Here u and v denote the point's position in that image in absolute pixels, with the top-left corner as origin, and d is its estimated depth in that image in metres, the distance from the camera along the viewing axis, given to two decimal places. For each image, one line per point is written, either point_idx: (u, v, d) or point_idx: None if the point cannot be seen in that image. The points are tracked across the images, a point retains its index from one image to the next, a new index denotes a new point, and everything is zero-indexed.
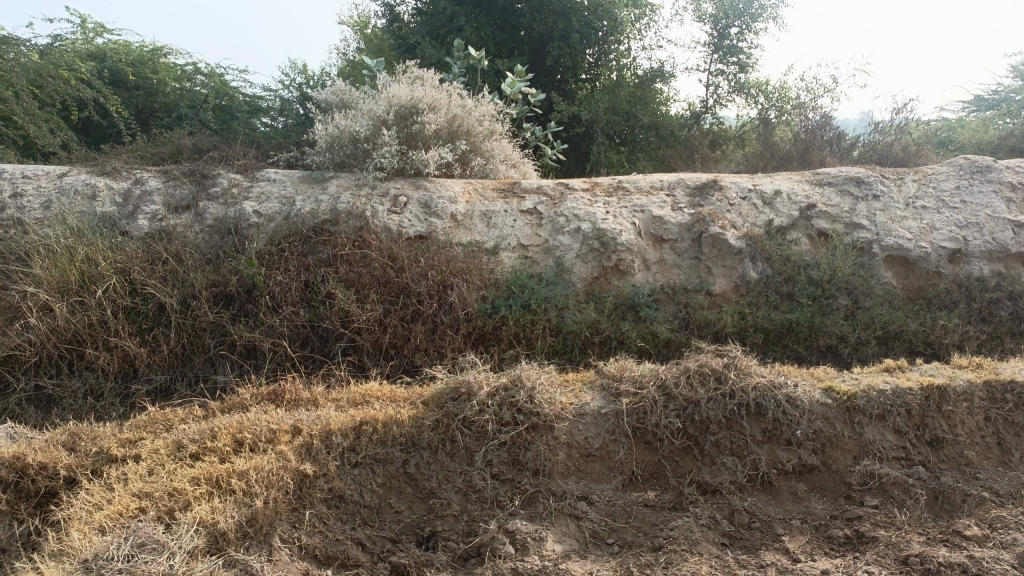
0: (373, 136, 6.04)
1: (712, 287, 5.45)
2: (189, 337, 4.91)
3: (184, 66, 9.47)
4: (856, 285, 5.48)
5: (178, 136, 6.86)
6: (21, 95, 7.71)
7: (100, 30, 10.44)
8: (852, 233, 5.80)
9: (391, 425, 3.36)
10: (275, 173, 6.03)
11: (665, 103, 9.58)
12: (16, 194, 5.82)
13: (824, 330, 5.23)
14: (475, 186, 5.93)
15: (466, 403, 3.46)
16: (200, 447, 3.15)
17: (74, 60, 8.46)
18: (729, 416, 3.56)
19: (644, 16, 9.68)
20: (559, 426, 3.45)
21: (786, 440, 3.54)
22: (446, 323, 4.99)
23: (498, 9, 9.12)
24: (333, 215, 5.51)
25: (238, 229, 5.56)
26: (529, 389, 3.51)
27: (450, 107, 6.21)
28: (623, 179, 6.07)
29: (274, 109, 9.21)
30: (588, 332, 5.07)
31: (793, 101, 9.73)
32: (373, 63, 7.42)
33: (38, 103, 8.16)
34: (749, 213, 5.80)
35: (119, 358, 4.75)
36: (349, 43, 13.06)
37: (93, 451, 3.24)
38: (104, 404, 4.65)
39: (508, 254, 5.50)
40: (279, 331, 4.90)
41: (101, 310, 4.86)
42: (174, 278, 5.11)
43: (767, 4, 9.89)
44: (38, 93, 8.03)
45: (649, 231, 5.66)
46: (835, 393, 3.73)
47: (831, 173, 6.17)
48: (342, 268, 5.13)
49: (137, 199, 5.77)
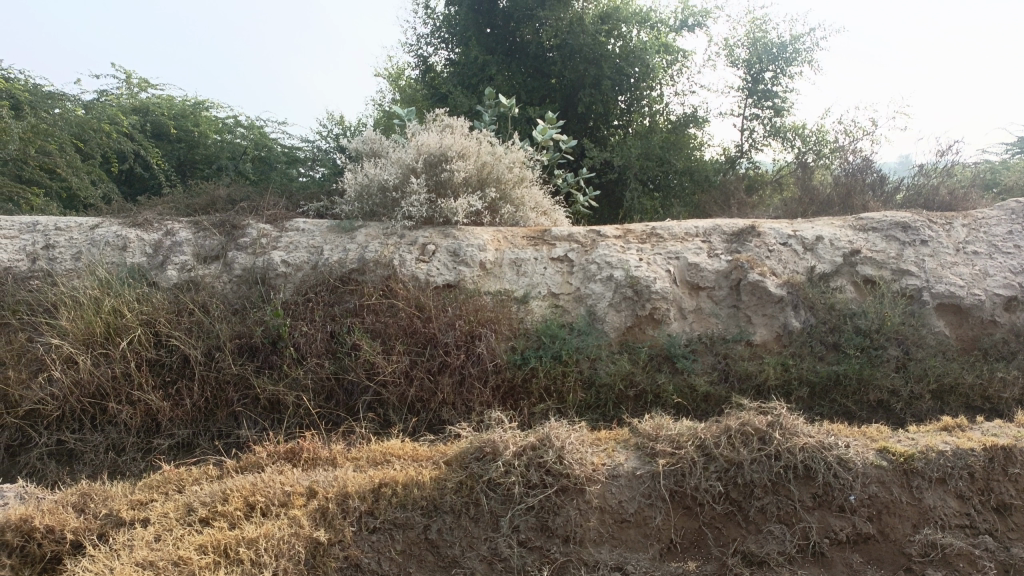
0: (402, 185, 5.96)
1: (753, 337, 5.21)
2: (212, 390, 4.79)
3: (225, 119, 9.54)
4: (907, 335, 5.19)
5: (213, 186, 6.87)
6: (64, 149, 7.84)
7: (145, 86, 10.68)
8: (900, 279, 5.53)
9: (412, 487, 3.17)
10: (304, 223, 5.97)
11: (699, 149, 9.45)
12: (48, 246, 5.85)
13: (874, 384, 4.94)
14: (505, 234, 5.81)
15: (491, 464, 3.25)
16: (211, 511, 3.02)
17: (116, 113, 8.54)
18: (776, 480, 3.29)
19: (676, 62, 9.62)
20: (591, 489, 3.22)
21: (838, 507, 3.27)
22: (474, 375, 4.81)
23: (529, 57, 9.15)
24: (361, 264, 5.42)
25: (266, 279, 5.48)
26: (558, 449, 3.29)
27: (480, 155, 6.14)
28: (657, 225, 5.90)
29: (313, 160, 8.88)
30: (622, 385, 4.86)
31: (832, 145, 9.52)
32: (404, 112, 7.42)
33: (81, 157, 8.30)
34: (789, 260, 5.58)
35: (142, 412, 4.65)
36: (384, 94, 13.20)
37: (102, 513, 3.11)
38: (126, 460, 4.54)
39: (539, 303, 5.33)
40: (303, 384, 4.76)
41: (125, 362, 4.77)
42: (200, 329, 5.03)
43: (802, 48, 9.76)
44: (82, 146, 8.14)
45: (685, 278, 5.46)
46: (890, 454, 3.45)
47: (875, 218, 5.94)
48: (368, 318, 5.00)
49: (167, 249, 5.75)
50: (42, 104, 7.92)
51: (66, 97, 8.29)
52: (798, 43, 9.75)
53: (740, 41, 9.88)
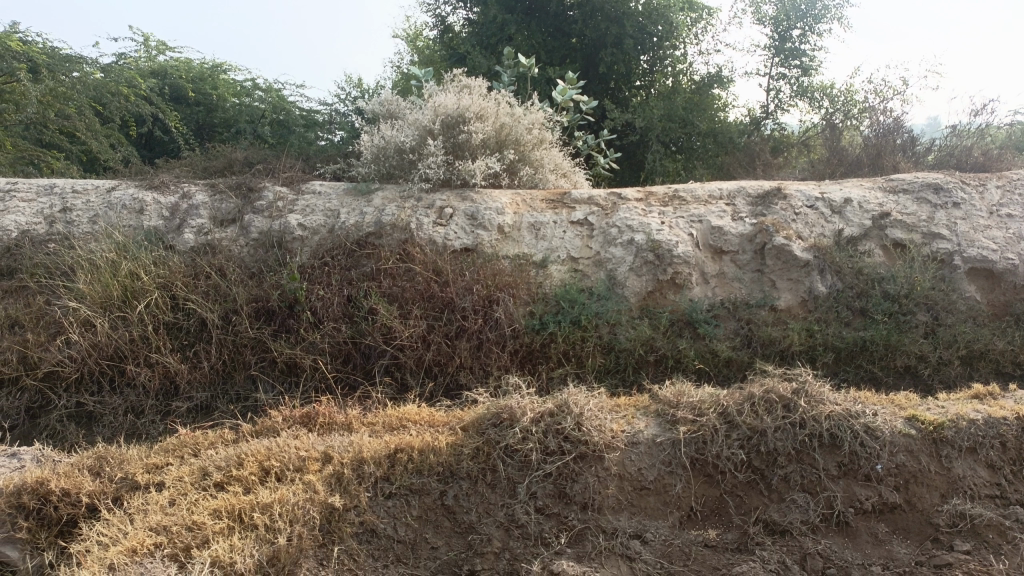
0: (419, 147, 5.86)
1: (777, 303, 5.09)
2: (230, 353, 4.77)
3: (243, 81, 9.33)
4: (937, 301, 5.05)
5: (230, 149, 6.80)
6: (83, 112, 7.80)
7: (162, 48, 10.59)
8: (930, 243, 5.37)
9: (428, 453, 3.12)
10: (321, 185, 5.90)
11: (723, 110, 9.23)
12: (66, 209, 5.83)
13: (901, 350, 4.82)
14: (524, 196, 5.70)
15: (508, 431, 3.20)
16: (225, 475, 3.01)
17: (134, 76, 8.46)
18: (800, 448, 3.21)
19: (701, 20, 9.35)
20: (610, 456, 3.16)
21: (863, 476, 3.19)
22: (492, 340, 4.75)
23: (550, 16, 8.94)
24: (378, 228, 5.35)
25: (283, 243, 5.43)
26: (577, 416, 3.24)
27: (498, 115, 6.01)
28: (680, 188, 5.76)
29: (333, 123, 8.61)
30: (642, 350, 4.77)
31: (861, 105, 9.24)
32: (422, 73, 7.27)
33: (100, 120, 8.26)
34: (816, 223, 5.43)
35: (159, 375, 4.64)
36: (402, 56, 13.01)
37: (118, 476, 3.11)
38: (145, 422, 4.54)
39: (558, 268, 5.25)
40: (320, 348, 4.73)
41: (142, 325, 4.76)
42: (216, 293, 5.00)
43: (832, 4, 9.44)
44: (101, 109, 8.09)
45: (708, 242, 5.34)
46: (919, 423, 3.35)
47: (906, 180, 5.76)
48: (385, 282, 4.94)
49: (183, 212, 5.71)
50: (60, 67, 7.68)
51: (83, 60, 8.10)
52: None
53: None
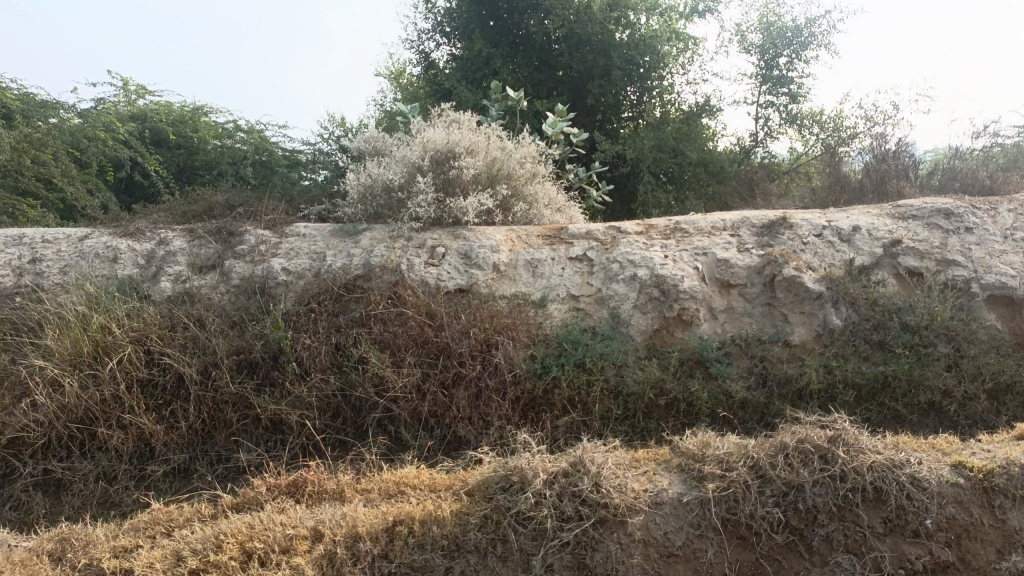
0: (407, 184, 5.60)
1: (791, 338, 4.82)
2: (210, 412, 4.43)
3: (225, 123, 8.99)
4: (958, 331, 4.79)
5: (210, 191, 6.50)
6: (59, 157, 7.52)
7: (142, 92, 10.35)
8: (945, 270, 5.15)
9: (430, 524, 2.86)
10: (305, 227, 5.62)
11: (712, 139, 9.08)
12: (35, 259, 5.51)
13: (925, 385, 4.55)
14: (519, 233, 5.44)
15: (519, 496, 2.93)
16: (202, 561, 2.72)
17: (112, 121, 8.22)
18: (841, 505, 2.94)
19: (688, 50, 9.23)
20: (633, 520, 2.89)
21: (912, 532, 2.93)
22: (492, 388, 4.41)
23: (535, 49, 8.78)
24: (366, 270, 5.06)
25: (266, 289, 5.13)
26: (594, 475, 2.96)
27: (489, 150, 5.77)
28: (681, 219, 5.52)
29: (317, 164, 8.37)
30: (652, 394, 4.46)
31: (852, 130, 9.12)
32: (407, 108, 7.04)
33: (77, 166, 7.96)
34: (825, 253, 5.20)
35: (134, 437, 4.30)
36: (386, 93, 12.82)
37: (83, 563, 2.82)
38: (117, 489, 4.19)
39: (558, 307, 4.96)
40: (307, 403, 4.41)
41: (114, 383, 4.41)
42: (195, 345, 4.67)
43: (818, 31, 9.36)
44: (78, 155, 7.82)
45: (714, 276, 5.09)
46: (967, 470, 3.10)
47: (914, 206, 5.57)
48: (375, 328, 4.63)
49: (160, 259, 5.42)
50: (35, 112, 7.53)
51: (61, 105, 7.98)
52: (813, 27, 9.35)
53: (753, 25, 9.49)
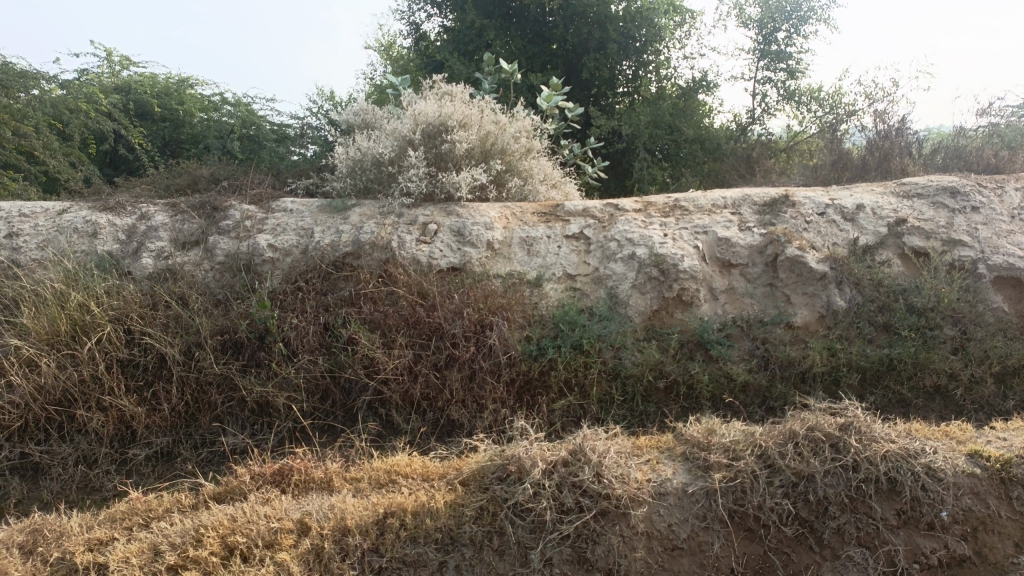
0: (398, 158, 5.41)
1: (793, 319, 4.68)
2: (193, 394, 4.26)
3: (212, 96, 8.71)
4: (964, 313, 4.67)
5: (195, 165, 6.28)
6: (40, 130, 7.27)
7: (126, 63, 10.04)
8: (951, 251, 5.02)
9: (422, 517, 2.74)
10: (292, 202, 5.42)
11: (708, 116, 8.91)
12: (11, 234, 5.31)
13: (930, 368, 4.43)
14: (514, 210, 5.27)
15: (516, 486, 2.81)
16: (182, 556, 2.59)
17: (95, 92, 7.99)
18: (853, 496, 2.87)
19: (685, 23, 9.02)
20: (636, 512, 2.78)
21: (926, 524, 2.87)
22: (486, 370, 4.26)
23: (529, 21, 8.53)
24: (356, 247, 4.88)
25: (252, 266, 4.95)
26: (595, 465, 2.85)
27: (483, 123, 5.58)
28: (680, 197, 5.35)
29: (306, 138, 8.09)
30: (651, 377, 4.32)
31: (851, 107, 8.95)
32: (398, 80, 6.82)
33: (59, 138, 7.71)
34: (828, 232, 5.05)
35: (114, 420, 4.14)
36: (375, 67, 12.54)
37: (54, 557, 2.67)
38: (98, 473, 4.03)
39: (553, 286, 4.81)
40: (295, 385, 4.25)
41: (93, 364, 4.24)
42: (177, 324, 4.49)
43: (817, 5, 9.16)
44: (60, 127, 7.58)
45: (715, 255, 4.94)
46: (983, 460, 3.05)
47: (919, 184, 5.42)
48: (365, 307, 4.47)
49: (142, 234, 5.22)
50: (14, 83, 7.20)
51: (42, 75, 7.67)
52: (812, 0, 9.15)
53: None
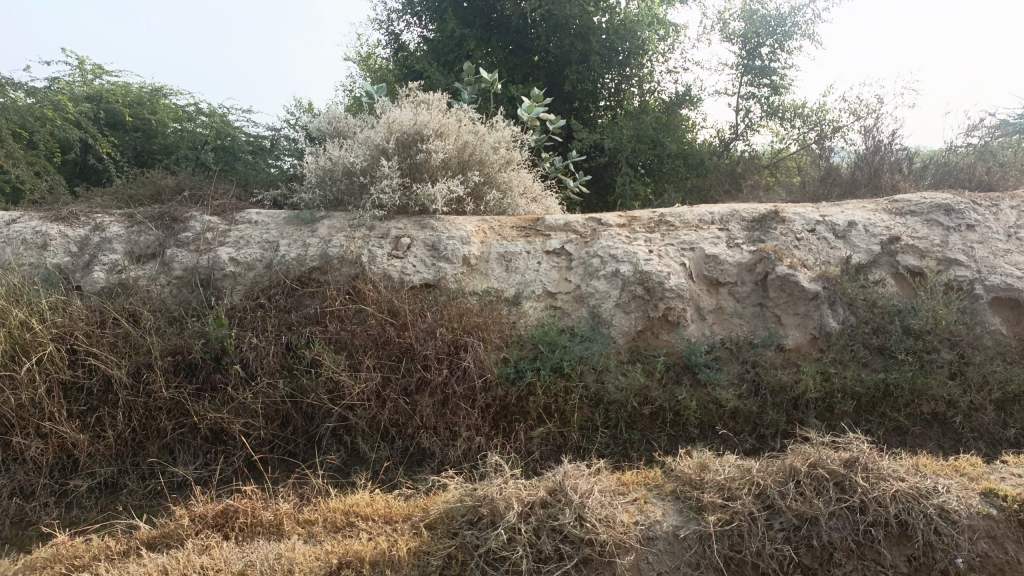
0: (371, 168, 5.12)
1: (784, 341, 4.44)
2: (141, 420, 3.94)
3: (187, 106, 8.29)
4: (962, 336, 4.42)
5: (160, 175, 5.94)
6: (3, 139, 6.88)
7: (99, 73, 9.71)
8: (947, 270, 4.81)
9: (382, 568, 2.55)
10: (258, 214, 5.11)
11: (691, 131, 8.73)
12: None
13: (928, 394, 4.19)
14: (491, 223, 5.00)
15: (489, 531, 2.60)
16: None
17: (63, 99, 7.59)
18: (860, 541, 2.71)
19: (668, 37, 8.86)
20: (622, 559, 2.59)
21: (940, 572, 2.69)
22: (459, 395, 3.96)
23: (510, 32, 8.32)
24: (323, 261, 4.58)
25: (212, 281, 4.64)
26: (577, 507, 2.66)
27: (460, 133, 5.32)
28: (666, 212, 5.12)
29: (285, 151, 7.85)
30: (635, 403, 4.04)
31: (836, 123, 8.80)
32: (373, 89, 6.55)
33: (24, 147, 7.33)
34: (820, 250, 4.84)
35: (54, 448, 3.79)
36: (354, 79, 12.25)
37: None
38: (34, 506, 3.66)
39: (533, 305, 4.54)
40: (252, 410, 3.93)
41: (33, 387, 3.88)
42: (127, 343, 4.17)
43: (801, 21, 9.02)
44: (25, 136, 7.19)
45: (702, 272, 4.70)
46: (999, 499, 2.89)
47: (912, 202, 5.23)
48: (331, 326, 4.18)
49: (95, 246, 4.89)
50: None
51: (9, 83, 7.33)
52: (796, 16, 9.01)
53: (735, 14, 9.14)
